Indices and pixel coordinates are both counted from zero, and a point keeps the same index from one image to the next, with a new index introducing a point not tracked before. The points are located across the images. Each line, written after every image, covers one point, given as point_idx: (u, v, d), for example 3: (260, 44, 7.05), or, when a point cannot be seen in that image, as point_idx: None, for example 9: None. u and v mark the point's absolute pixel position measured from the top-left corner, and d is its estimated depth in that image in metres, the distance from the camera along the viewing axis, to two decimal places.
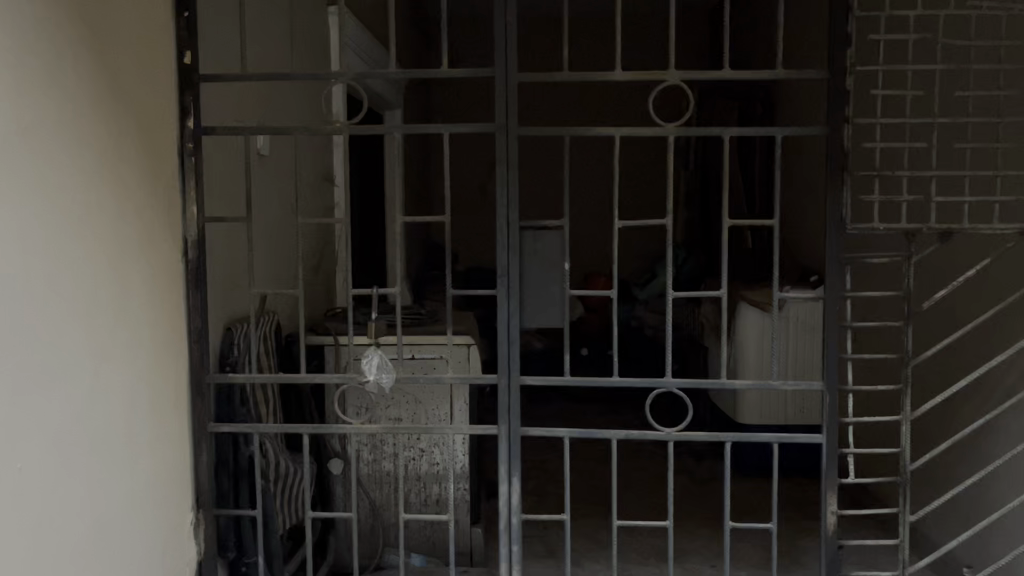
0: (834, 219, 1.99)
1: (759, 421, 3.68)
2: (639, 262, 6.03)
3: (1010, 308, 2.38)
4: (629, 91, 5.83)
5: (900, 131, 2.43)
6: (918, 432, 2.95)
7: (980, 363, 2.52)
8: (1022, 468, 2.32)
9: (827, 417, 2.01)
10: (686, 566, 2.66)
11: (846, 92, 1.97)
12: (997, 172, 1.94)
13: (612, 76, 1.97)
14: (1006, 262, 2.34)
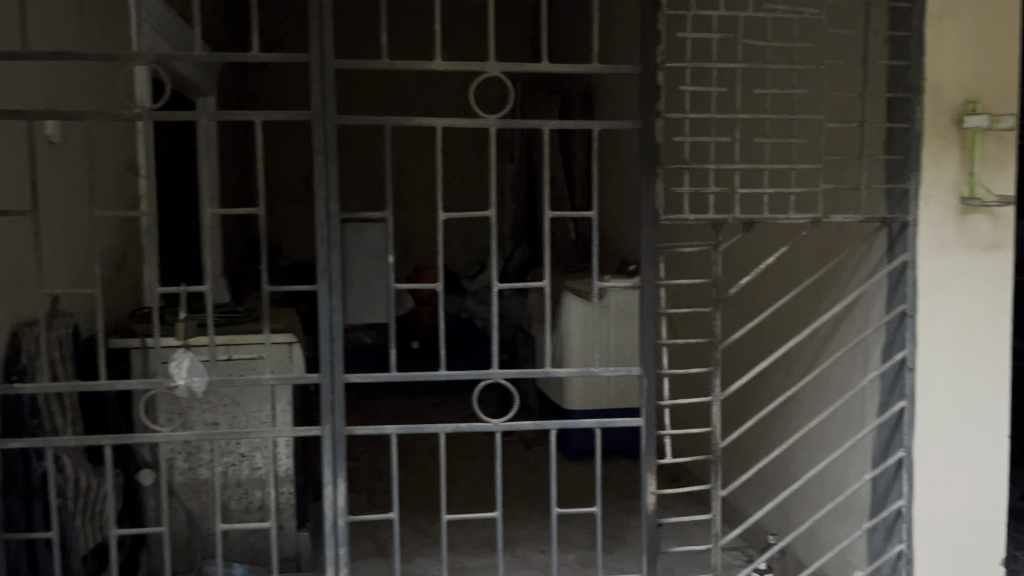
0: (649, 210, 2.06)
1: (583, 406, 3.79)
2: (466, 253, 6.06)
3: (807, 290, 2.57)
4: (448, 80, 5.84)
5: (707, 125, 2.57)
6: (727, 410, 3.14)
7: (780, 342, 2.71)
8: (822, 438, 2.52)
9: (645, 400, 2.08)
10: (517, 553, 2.69)
11: (657, 87, 2.04)
12: (793, 166, 2.07)
13: (432, 65, 1.93)
14: (802, 248, 2.53)
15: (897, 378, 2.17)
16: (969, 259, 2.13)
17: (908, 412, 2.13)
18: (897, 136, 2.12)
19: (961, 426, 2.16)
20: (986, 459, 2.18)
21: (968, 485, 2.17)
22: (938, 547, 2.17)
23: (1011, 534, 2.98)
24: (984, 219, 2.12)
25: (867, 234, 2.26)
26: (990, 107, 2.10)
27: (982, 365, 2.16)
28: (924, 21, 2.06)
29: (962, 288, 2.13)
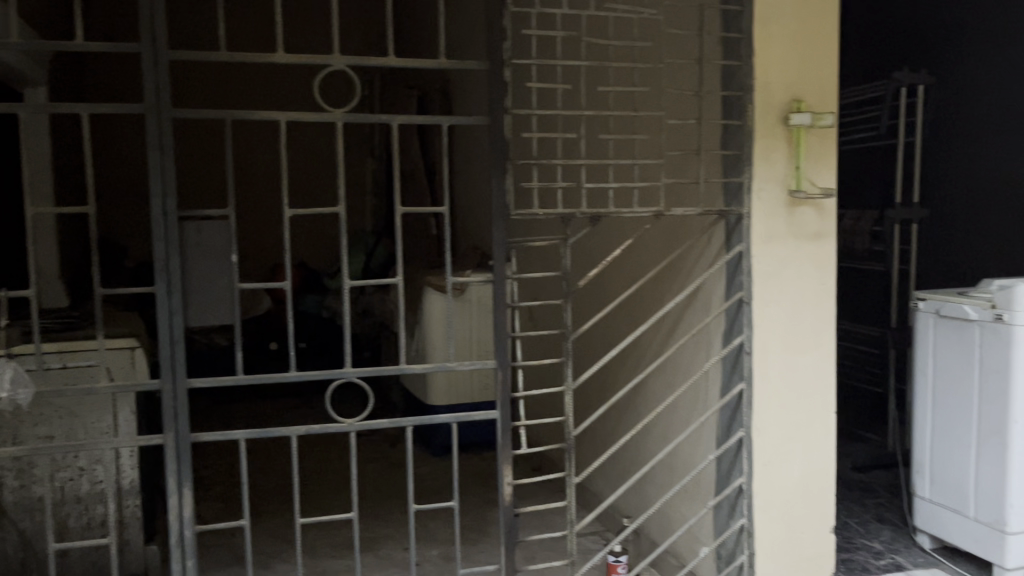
0: (499, 203, 2.09)
1: (445, 402, 3.80)
2: (325, 250, 5.94)
3: (652, 280, 2.68)
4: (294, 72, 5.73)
5: (554, 121, 2.62)
6: (581, 398, 3.23)
7: (629, 330, 2.81)
8: (669, 421, 2.64)
9: (500, 393, 2.11)
10: (379, 553, 2.66)
11: (504, 83, 2.07)
12: (636, 162, 2.14)
13: (272, 56, 1.87)
14: (647, 240, 2.63)
15: (736, 362, 2.30)
16: (797, 247, 2.27)
17: (746, 393, 2.26)
18: (731, 132, 2.23)
19: (795, 405, 2.31)
20: (817, 434, 2.33)
21: (801, 459, 2.32)
22: (776, 520, 2.31)
23: (843, 504, 3.20)
24: (809, 210, 2.27)
25: (707, 225, 2.38)
26: (813, 106, 2.25)
27: (811, 347, 2.31)
28: (752, 24, 2.18)
29: (791, 275, 2.28)
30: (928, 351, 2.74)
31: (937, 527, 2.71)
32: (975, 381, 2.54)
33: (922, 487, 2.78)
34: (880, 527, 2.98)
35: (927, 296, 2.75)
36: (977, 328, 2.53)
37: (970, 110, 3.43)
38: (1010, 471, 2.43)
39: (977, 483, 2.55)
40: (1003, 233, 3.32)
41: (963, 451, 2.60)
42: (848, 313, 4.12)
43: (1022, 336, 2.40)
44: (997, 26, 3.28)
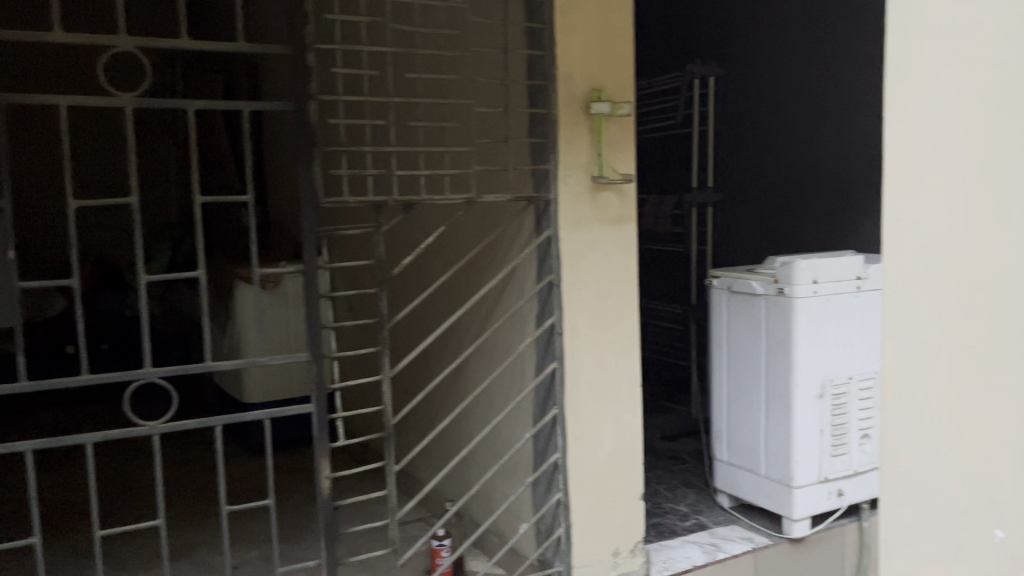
0: (306, 192, 2.04)
1: (262, 398, 3.68)
2: (125, 243, 5.57)
3: (467, 264, 2.72)
4: (77, 52, 5.29)
5: (363, 108, 2.59)
6: (402, 385, 3.23)
7: (447, 315, 2.83)
8: (488, 403, 2.69)
9: (315, 385, 2.07)
10: (193, 559, 2.55)
11: (308, 68, 2.01)
12: (447, 148, 2.15)
13: (46, 35, 1.71)
14: (461, 225, 2.67)
15: (549, 342, 2.37)
16: (601, 231, 2.38)
17: (559, 372, 2.34)
18: (538, 120, 2.30)
19: (604, 381, 2.42)
20: (625, 407, 2.46)
21: (611, 432, 2.45)
22: (589, 491, 2.42)
23: (652, 472, 3.40)
24: (611, 195, 2.38)
25: (517, 210, 2.43)
26: (611, 95, 2.35)
27: (618, 326, 2.43)
28: (554, 15, 2.25)
29: (597, 258, 2.38)
30: (721, 325, 2.96)
31: (734, 487, 2.94)
32: (762, 350, 2.78)
33: (720, 450, 3.01)
34: (686, 491, 3.19)
35: (719, 273, 2.96)
36: (763, 301, 2.76)
37: (755, 100, 3.73)
38: (794, 430, 2.67)
39: (767, 443, 2.78)
40: (785, 213, 3.64)
41: (753, 415, 2.83)
42: (653, 292, 4.37)
43: (799, 307, 2.64)
44: (775, 23, 3.58)
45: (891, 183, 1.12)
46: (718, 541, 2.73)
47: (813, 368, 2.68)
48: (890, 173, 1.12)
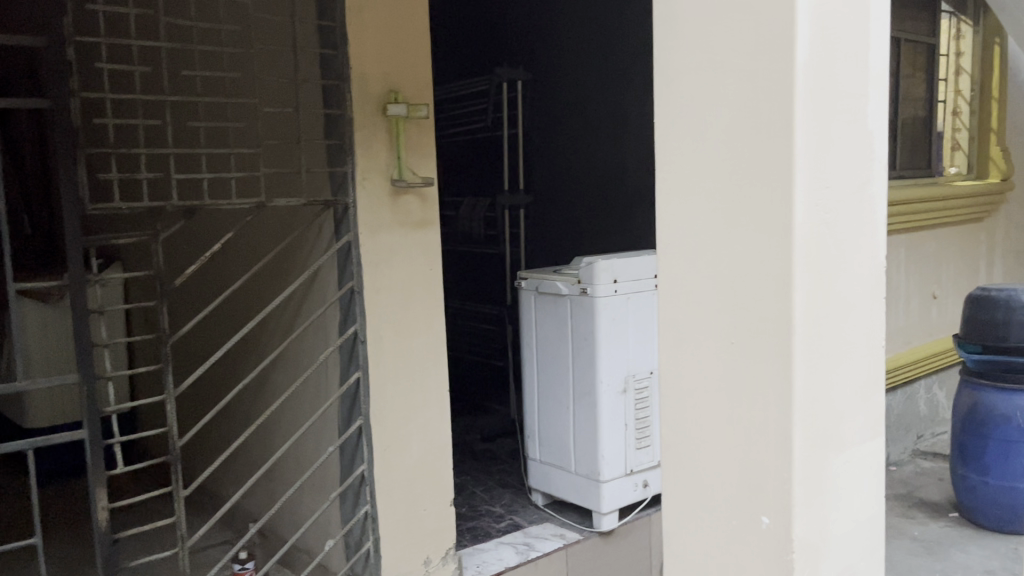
0: (70, 198, 1.85)
1: (45, 423, 3.36)
2: None
3: (264, 270, 2.60)
4: None
5: (142, 107, 2.41)
6: (202, 398, 3.05)
7: (245, 322, 2.70)
8: (291, 414, 2.59)
9: (87, 410, 1.89)
10: None
11: (67, 64, 1.83)
12: (232, 150, 2.02)
13: None
14: (256, 228, 2.55)
15: (351, 351, 2.30)
16: (403, 236, 2.33)
17: (362, 382, 2.27)
18: (333, 122, 2.22)
19: (410, 388, 2.38)
20: (433, 414, 2.43)
21: (419, 439, 2.41)
22: (397, 501, 2.37)
23: (469, 474, 3.40)
24: (412, 199, 2.34)
25: (314, 215, 2.34)
26: (409, 97, 2.32)
27: (422, 331, 2.39)
28: (347, 14, 2.18)
29: (400, 263, 2.33)
30: (530, 324, 2.99)
31: (547, 485, 2.98)
32: (569, 349, 2.83)
33: (533, 450, 3.04)
34: (502, 492, 3.20)
35: (526, 274, 2.99)
36: (568, 302, 2.81)
37: (564, 105, 3.83)
38: (600, 426, 2.74)
39: (576, 440, 2.84)
40: (596, 216, 3.75)
41: (563, 413, 2.88)
42: (470, 293, 4.38)
43: (602, 305, 2.71)
44: (583, 32, 3.70)
45: (675, 280, 1.46)
46: (531, 540, 2.75)
47: (616, 365, 2.76)
48: (671, 283, 1.47)
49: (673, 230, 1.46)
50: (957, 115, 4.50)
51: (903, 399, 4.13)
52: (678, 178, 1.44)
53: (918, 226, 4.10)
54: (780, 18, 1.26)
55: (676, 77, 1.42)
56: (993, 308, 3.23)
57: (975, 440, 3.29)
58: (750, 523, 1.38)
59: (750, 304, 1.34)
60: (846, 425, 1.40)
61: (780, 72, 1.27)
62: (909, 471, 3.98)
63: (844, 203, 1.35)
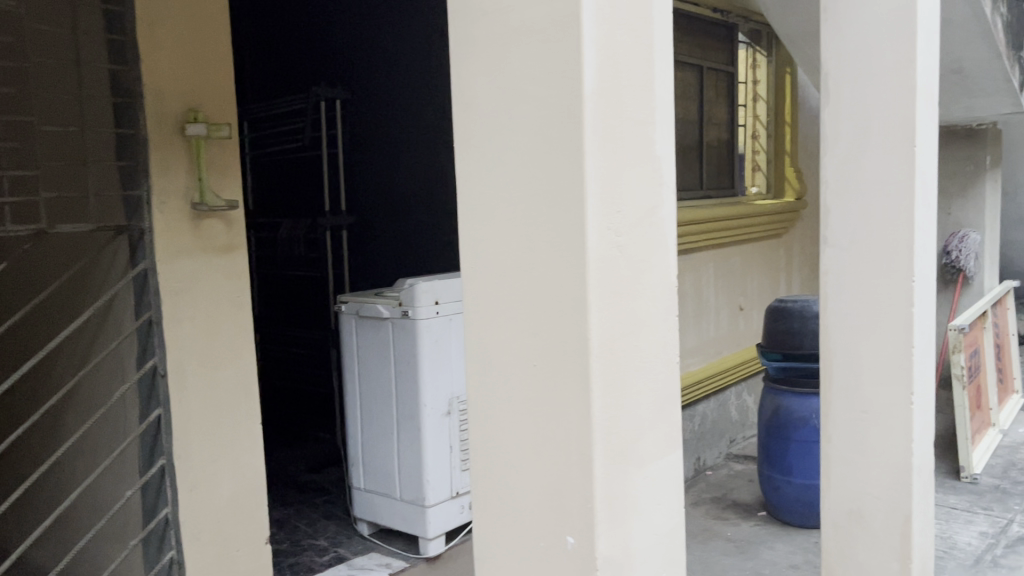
0: None
1: None
2: None
3: (52, 296, 2.40)
4: None
5: None
6: None
7: (33, 352, 2.48)
8: (85, 453, 2.39)
9: None
10: None
11: None
12: None
13: None
14: (45, 251, 2.36)
15: (152, 386, 2.15)
16: (208, 262, 2.21)
17: (164, 419, 2.13)
18: (125, 142, 2.08)
19: (218, 424, 2.25)
20: (244, 448, 2.32)
21: (230, 477, 2.28)
22: (207, 544, 2.23)
23: (292, 507, 3.27)
24: (217, 223, 2.23)
25: (107, 240, 2.18)
26: (210, 116, 2.20)
27: (230, 361, 2.27)
28: (138, 27, 2.06)
29: (204, 290, 2.20)
30: (351, 349, 2.91)
31: (372, 514, 2.91)
32: (391, 373, 2.78)
33: (357, 478, 2.96)
34: (327, 524, 3.10)
35: (347, 298, 2.92)
36: (389, 325, 2.76)
37: (384, 125, 3.78)
38: (425, 450, 2.71)
39: (400, 466, 2.79)
40: (421, 237, 3.73)
41: (386, 439, 2.83)
42: (294, 318, 4.25)
43: (423, 328, 2.68)
44: (402, 52, 3.67)
45: (481, 302, 1.46)
46: (355, 572, 2.67)
47: (438, 387, 2.74)
48: (477, 306, 1.47)
49: (477, 253, 1.46)
50: (755, 139, 4.87)
51: (716, 406, 4.38)
52: (479, 203, 1.45)
53: (723, 243, 4.36)
54: (567, 45, 1.29)
55: (474, 103, 1.43)
56: (790, 318, 3.48)
57: (778, 442, 3.52)
58: (556, 543, 1.39)
59: (551, 325, 1.36)
60: (645, 442, 1.44)
61: (569, 99, 1.29)
62: (722, 474, 4.21)
63: (635, 225, 1.40)
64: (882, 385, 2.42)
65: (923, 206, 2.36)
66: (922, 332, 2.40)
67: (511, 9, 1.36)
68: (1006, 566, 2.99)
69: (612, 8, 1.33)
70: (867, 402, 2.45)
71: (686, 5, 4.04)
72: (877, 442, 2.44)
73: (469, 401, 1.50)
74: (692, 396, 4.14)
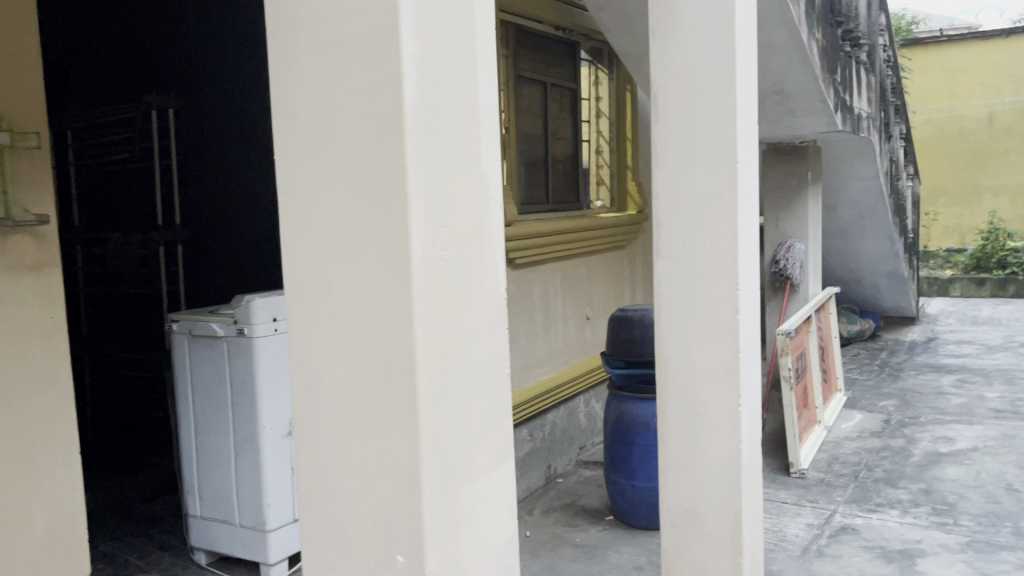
0: None
1: None
2: None
3: None
4: None
5: None
6: None
7: None
8: None
9: None
10: None
11: None
12: None
13: None
14: None
15: None
16: (16, 281, 2.05)
17: None
18: None
19: (30, 455, 2.08)
20: (61, 480, 2.16)
21: (44, 512, 2.12)
22: None
23: (123, 540, 3.07)
24: (25, 239, 2.07)
25: None
26: (15, 124, 2.05)
27: (43, 387, 2.11)
28: None
29: (11, 311, 2.04)
30: (184, 370, 2.77)
31: (209, 543, 2.77)
32: (227, 394, 2.66)
33: (193, 506, 2.81)
34: (161, 555, 2.93)
35: (178, 317, 2.78)
36: (224, 344, 2.65)
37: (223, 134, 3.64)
38: (264, 473, 2.61)
39: (239, 490, 2.68)
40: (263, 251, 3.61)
41: (223, 463, 2.70)
42: (129, 338, 4.03)
43: (260, 346, 2.59)
44: (250, 65, 3.66)
45: (305, 319, 1.43)
46: None
47: (277, 407, 2.65)
48: (301, 322, 1.43)
49: (299, 269, 1.43)
50: (598, 154, 4.94)
51: (565, 414, 4.47)
52: (300, 216, 1.41)
53: (570, 254, 4.47)
54: (386, 58, 1.28)
55: (293, 113, 1.40)
56: (631, 327, 3.61)
57: (623, 447, 3.64)
58: (386, 563, 1.36)
59: (376, 338, 1.34)
60: (475, 455, 1.43)
61: (389, 112, 1.28)
62: (573, 481, 4.29)
63: (461, 239, 1.40)
64: (712, 390, 2.54)
65: (745, 219, 2.50)
66: (747, 337, 2.54)
67: (329, 20, 1.34)
68: (830, 554, 3.20)
69: (432, 20, 1.32)
70: (700, 406, 2.56)
71: (527, 20, 4.13)
72: (709, 444, 2.55)
73: (294, 421, 1.46)
74: (541, 405, 4.21)
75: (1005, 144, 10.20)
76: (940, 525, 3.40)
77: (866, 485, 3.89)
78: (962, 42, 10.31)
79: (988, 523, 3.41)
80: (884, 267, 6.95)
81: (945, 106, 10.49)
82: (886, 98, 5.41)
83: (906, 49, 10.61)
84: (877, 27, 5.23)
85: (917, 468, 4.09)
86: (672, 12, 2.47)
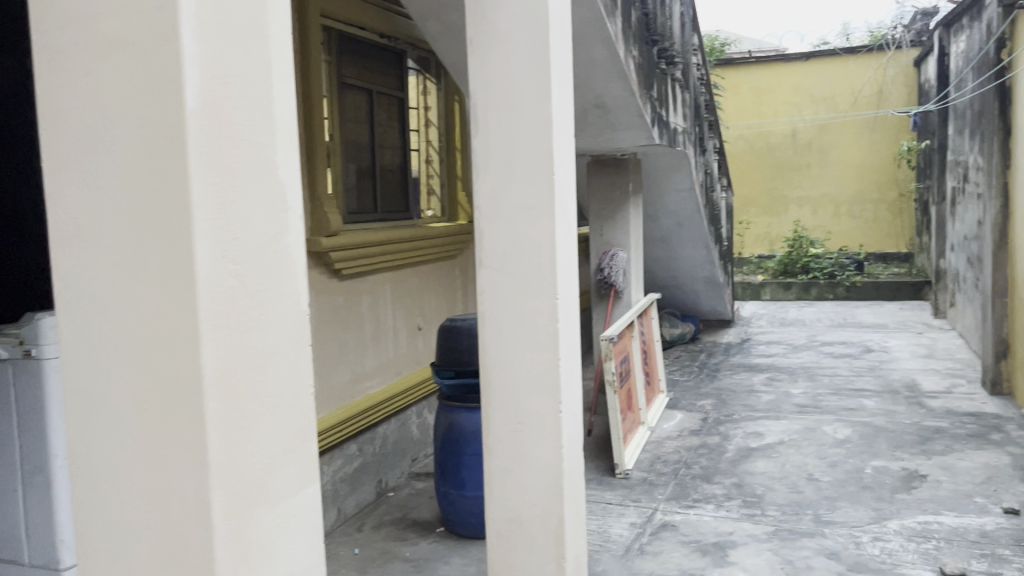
0: None
1: None
2: None
3: None
4: None
5: None
6: None
7: None
8: None
9: None
10: None
11: None
12: None
13: None
14: None
15: None
16: None
17: None
18: None
19: None
20: None
21: None
22: None
23: None
24: None
25: None
26: None
27: None
28: None
29: None
30: None
31: None
32: (11, 423, 2.42)
33: None
34: None
35: None
36: (8, 367, 2.40)
37: None
38: (58, 505, 2.41)
39: (28, 527, 2.45)
40: None
41: (9, 498, 2.46)
42: None
43: (52, 367, 2.39)
44: None
45: (84, 338, 1.32)
46: None
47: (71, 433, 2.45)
48: (80, 343, 1.32)
49: (75, 285, 1.31)
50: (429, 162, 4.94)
51: (397, 426, 4.41)
52: (76, 228, 1.30)
53: (399, 265, 4.42)
54: (166, 60, 1.20)
55: (65, 116, 1.29)
56: (459, 337, 3.61)
57: (453, 457, 3.63)
58: None
59: (160, 359, 1.25)
60: (275, 480, 1.36)
61: (170, 118, 1.20)
62: (404, 493, 4.24)
63: (257, 254, 1.33)
64: (534, 398, 2.57)
65: (562, 229, 2.56)
66: (566, 346, 2.59)
67: (103, 17, 1.24)
68: (651, 551, 3.32)
69: (219, 23, 1.25)
70: (522, 414, 2.59)
71: (350, 27, 4.05)
72: (531, 452, 2.58)
73: (73, 450, 1.34)
74: (372, 418, 4.14)
75: (807, 158, 11.08)
76: (750, 517, 3.61)
77: (685, 482, 4.08)
78: (769, 64, 11.10)
79: (792, 512, 3.65)
80: (702, 273, 7.35)
81: (755, 122, 11.26)
82: (699, 115, 5.73)
83: (720, 68, 11.30)
84: (691, 47, 5.53)
85: (731, 463, 4.33)
86: (486, 25, 2.50)
